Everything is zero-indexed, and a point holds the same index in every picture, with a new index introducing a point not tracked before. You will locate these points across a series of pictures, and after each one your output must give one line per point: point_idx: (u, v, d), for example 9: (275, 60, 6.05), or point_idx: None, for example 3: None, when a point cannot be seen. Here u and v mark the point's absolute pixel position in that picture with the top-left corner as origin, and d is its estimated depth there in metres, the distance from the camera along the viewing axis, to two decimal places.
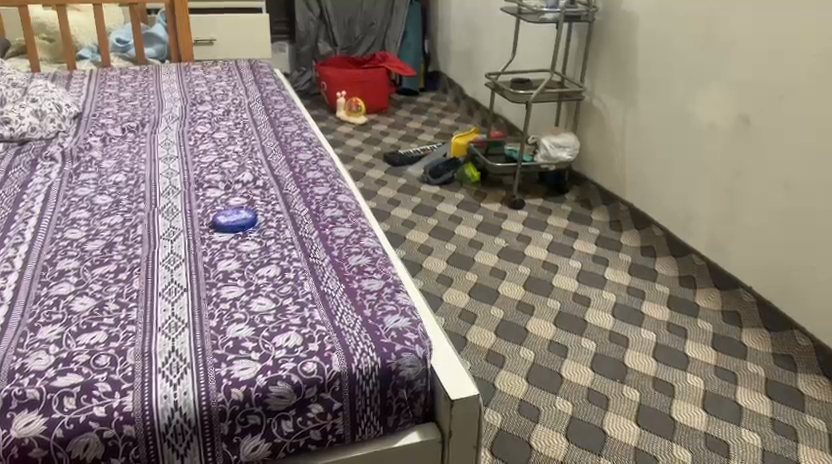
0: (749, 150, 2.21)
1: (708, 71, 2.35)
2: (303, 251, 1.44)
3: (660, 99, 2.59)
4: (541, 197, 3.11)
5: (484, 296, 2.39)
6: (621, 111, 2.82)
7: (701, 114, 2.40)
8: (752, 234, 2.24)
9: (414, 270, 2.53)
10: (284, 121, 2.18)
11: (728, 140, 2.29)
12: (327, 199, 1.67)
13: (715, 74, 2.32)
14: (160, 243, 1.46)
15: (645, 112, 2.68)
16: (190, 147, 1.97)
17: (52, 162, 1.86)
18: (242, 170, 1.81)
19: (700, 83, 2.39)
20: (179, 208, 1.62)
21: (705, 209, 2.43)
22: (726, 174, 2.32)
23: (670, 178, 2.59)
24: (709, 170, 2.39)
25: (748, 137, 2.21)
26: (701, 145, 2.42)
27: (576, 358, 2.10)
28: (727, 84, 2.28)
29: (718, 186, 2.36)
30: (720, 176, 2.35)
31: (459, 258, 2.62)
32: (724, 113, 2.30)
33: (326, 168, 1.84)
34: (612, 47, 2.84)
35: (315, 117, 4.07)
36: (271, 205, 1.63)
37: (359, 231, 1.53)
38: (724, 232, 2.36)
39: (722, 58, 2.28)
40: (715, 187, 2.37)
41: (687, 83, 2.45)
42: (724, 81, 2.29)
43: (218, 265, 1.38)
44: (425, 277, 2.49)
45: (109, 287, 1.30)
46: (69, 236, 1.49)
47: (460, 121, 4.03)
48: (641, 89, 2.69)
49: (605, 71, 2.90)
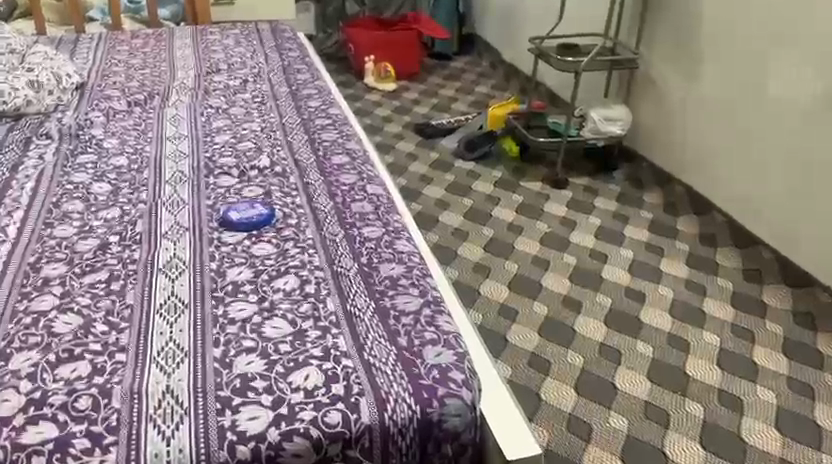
0: (802, 148, 2.06)
1: (776, 56, 2.12)
2: (326, 257, 1.22)
3: (718, 83, 2.36)
4: (586, 175, 2.85)
5: (526, 289, 2.17)
6: (672, 93, 2.60)
7: (762, 103, 2.19)
8: (805, 236, 2.10)
9: (447, 258, 2.32)
10: (307, 94, 1.95)
11: (778, 137, 2.14)
12: (356, 191, 1.45)
13: (763, 66, 2.17)
14: (162, 244, 1.26)
15: (701, 94, 2.44)
16: (202, 125, 1.75)
17: (48, 140, 1.66)
18: (259, 153, 1.60)
19: (758, 73, 2.19)
20: (184, 200, 1.41)
21: (753, 208, 2.28)
22: (776, 173, 2.17)
23: (715, 174, 2.43)
24: (757, 168, 2.24)
25: (801, 133, 2.06)
26: (759, 138, 2.22)
27: (631, 365, 1.88)
28: (776, 76, 2.12)
29: (774, 185, 2.18)
30: (776, 175, 2.17)
31: (497, 244, 2.40)
32: (778, 107, 2.13)
33: (354, 153, 1.62)
34: (651, 29, 2.67)
35: (343, 83, 3.82)
36: (291, 197, 1.42)
37: (393, 232, 1.31)
38: (774, 234, 2.22)
39: (773, 48, 2.13)
40: (764, 186, 2.22)
41: (752, 67, 2.21)
42: (779, 72, 2.11)
43: (227, 274, 1.18)
44: (461, 266, 2.28)
45: (98, 302, 1.10)
46: (58, 234, 1.29)
47: (496, 89, 3.75)
48: (698, 70, 2.44)
49: (645, 55, 2.72)
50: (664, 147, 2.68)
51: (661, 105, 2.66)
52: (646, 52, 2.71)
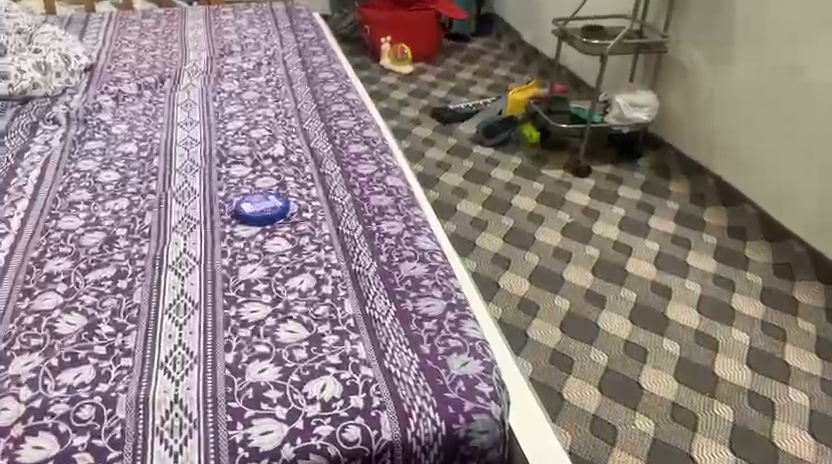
0: None
1: (818, 43, 2.02)
2: (344, 254, 1.16)
3: (754, 71, 2.25)
4: (609, 163, 2.77)
5: (547, 282, 2.10)
6: (703, 81, 2.49)
7: (803, 92, 2.09)
8: None
9: (466, 249, 2.25)
10: (323, 79, 1.87)
11: (820, 128, 2.04)
12: (375, 183, 1.38)
13: (805, 53, 2.06)
14: (171, 237, 1.20)
15: (736, 83, 2.34)
16: (214, 110, 1.69)
17: (55, 125, 1.60)
18: (273, 141, 1.53)
19: (799, 60, 2.09)
20: (195, 190, 1.34)
21: (790, 202, 2.19)
22: (817, 165, 2.07)
23: (749, 166, 2.34)
24: (796, 160, 2.14)
25: None
26: (799, 129, 2.12)
27: (657, 363, 1.82)
28: (819, 64, 2.02)
29: (814, 178, 2.08)
30: (817, 168, 2.07)
31: (517, 234, 2.33)
32: (820, 96, 2.03)
33: (372, 143, 1.55)
34: (681, 14, 2.56)
35: (358, 65, 3.74)
36: (307, 188, 1.35)
37: (414, 229, 1.25)
38: (812, 230, 2.12)
39: (816, 35, 2.02)
40: (803, 179, 2.13)
41: (792, 54, 2.11)
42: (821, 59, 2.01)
43: (239, 272, 1.11)
44: (480, 257, 2.21)
45: (104, 301, 1.05)
46: (63, 226, 1.23)
47: (516, 72, 3.65)
48: (732, 57, 2.34)
49: (674, 39, 2.62)
50: (694, 136, 2.59)
51: (692, 93, 2.56)
52: (675, 36, 2.60)
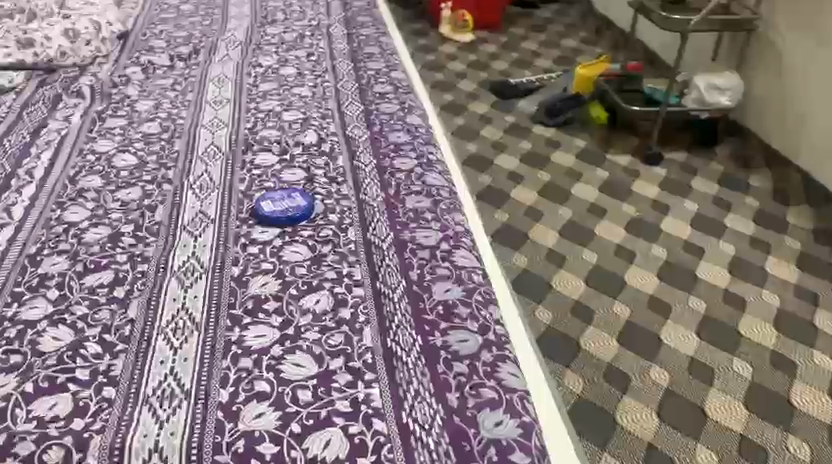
0: None
1: None
2: (370, 269, 1.01)
3: None
4: (684, 150, 2.53)
5: (606, 286, 1.93)
6: (798, 72, 2.22)
7: None
8: None
9: (517, 244, 2.09)
10: (368, 54, 1.71)
11: None
12: (412, 183, 1.23)
13: None
14: (181, 238, 1.07)
15: None
16: (247, 87, 1.55)
17: (78, 99, 1.49)
18: (306, 126, 1.38)
19: None
20: (214, 181, 1.21)
21: None
22: None
23: None
24: None
25: None
26: None
27: (725, 387, 1.65)
28: None
29: None
30: None
31: (575, 230, 2.15)
32: None
33: (415, 134, 1.39)
34: None
35: (416, 32, 3.54)
36: (337, 185, 1.21)
37: (452, 242, 1.09)
38: None
39: None
40: None
41: None
42: None
43: (249, 285, 0.98)
44: (533, 254, 2.04)
45: (95, 313, 0.93)
46: (66, 218, 1.12)
47: (585, 44, 3.39)
48: None
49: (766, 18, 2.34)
50: (783, 132, 2.32)
51: (783, 83, 2.29)
52: (769, 13, 2.32)
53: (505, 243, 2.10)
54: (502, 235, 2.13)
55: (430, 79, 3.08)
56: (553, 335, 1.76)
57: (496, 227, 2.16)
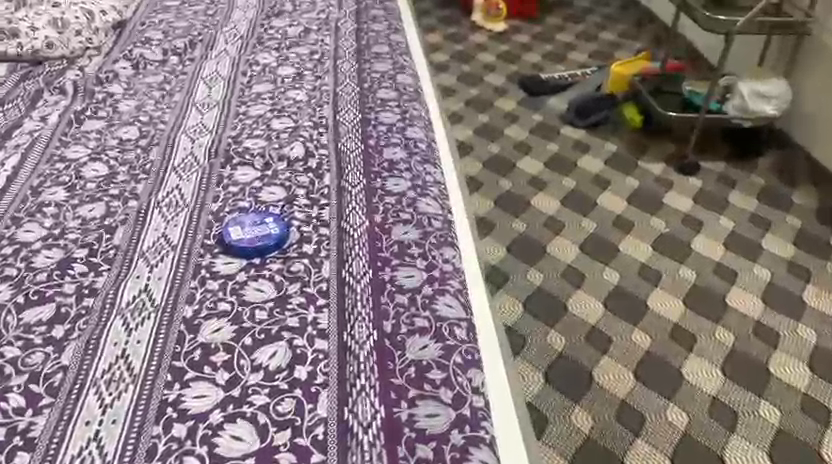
0: None
1: None
2: (339, 316, 0.90)
3: None
4: (722, 159, 2.35)
5: (625, 310, 1.79)
6: None
7: None
8: None
9: (533, 258, 1.95)
10: (376, 53, 1.57)
11: None
12: (402, 207, 1.12)
13: None
14: (136, 267, 0.97)
15: None
16: (240, 87, 1.42)
17: (60, 96, 1.39)
18: (295, 137, 1.26)
19: None
20: (185, 199, 1.10)
21: None
22: None
23: None
24: None
25: None
26: None
27: (748, 434, 1.50)
28: None
29: None
30: None
31: (598, 244, 2.00)
32: None
33: (413, 150, 1.27)
34: None
35: (447, 20, 3.38)
36: (317, 209, 1.09)
37: (437, 286, 0.98)
38: None
39: None
40: None
41: None
42: None
43: (201, 330, 0.87)
44: (550, 271, 1.90)
45: (27, 356, 0.83)
46: (19, 238, 1.02)
47: (624, 37, 3.19)
48: None
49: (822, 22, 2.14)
50: None
51: None
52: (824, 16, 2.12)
53: (520, 255, 1.96)
54: (517, 246, 1.99)
55: (456, 72, 2.93)
56: (563, 365, 1.63)
57: (512, 238, 2.02)
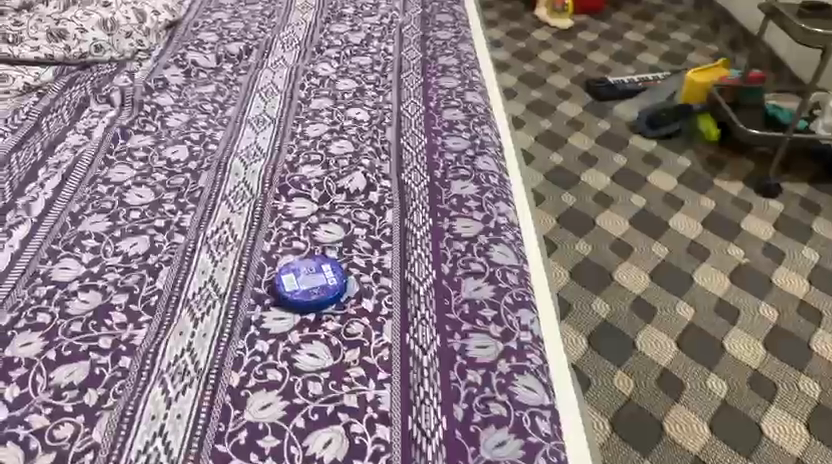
0: None
1: None
2: (403, 397, 0.77)
3: None
4: (807, 182, 2.15)
5: (700, 352, 1.63)
6: None
7: None
8: None
9: (598, 284, 1.79)
10: (443, 67, 1.43)
11: None
12: (473, 255, 0.98)
13: None
14: (180, 320, 0.88)
15: None
16: (296, 103, 1.31)
17: (106, 106, 1.29)
18: (354, 166, 1.14)
19: None
20: (236, 236, 1.00)
21: None
22: None
23: None
24: None
25: None
26: None
27: None
28: None
29: None
30: None
31: (669, 271, 1.84)
32: None
33: (484, 184, 1.12)
34: None
35: (509, 14, 3.21)
36: (378, 254, 0.98)
37: (514, 362, 0.82)
38: None
39: None
40: None
41: None
42: None
43: (247, 405, 0.78)
44: (617, 299, 1.74)
45: (55, 427, 0.75)
46: (54, 277, 0.93)
47: (699, 38, 2.97)
48: None
49: None
50: None
51: None
52: None
53: (584, 280, 1.80)
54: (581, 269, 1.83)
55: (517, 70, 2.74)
56: (629, 413, 1.49)
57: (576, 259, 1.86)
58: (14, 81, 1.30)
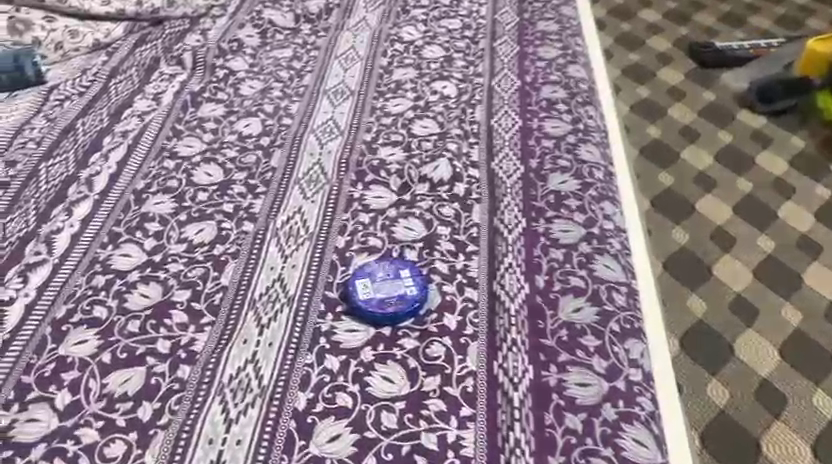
0: None
1: None
2: (489, 442, 0.68)
3: None
4: None
5: (812, 363, 1.27)
6: None
7: None
8: None
9: (688, 268, 1.43)
10: (543, 33, 1.27)
11: None
12: (573, 267, 0.85)
13: None
14: (244, 325, 0.79)
15: None
16: (378, 72, 1.19)
17: (177, 69, 1.20)
18: (439, 150, 1.02)
19: None
20: (308, 229, 0.91)
21: None
22: None
23: None
24: None
25: None
26: None
27: None
28: None
29: None
30: None
31: (779, 253, 1.46)
32: None
33: (587, 179, 0.98)
34: None
35: None
36: (463, 258, 0.85)
37: (621, 408, 0.71)
38: None
39: None
40: None
41: None
42: None
43: (313, 435, 0.69)
44: (710, 285, 1.39)
45: (106, 444, 0.69)
46: (113, 265, 0.86)
47: None
48: None
49: None
50: None
51: None
52: None
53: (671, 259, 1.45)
54: (667, 243, 1.48)
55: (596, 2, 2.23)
56: (717, 427, 1.18)
57: (660, 227, 1.52)
58: (84, 37, 1.23)
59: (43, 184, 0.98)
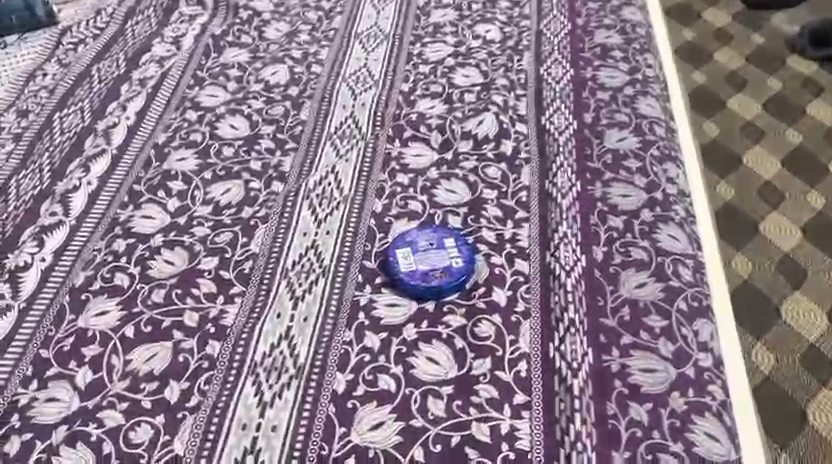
0: None
1: None
2: (547, 435, 0.62)
3: None
4: None
5: None
6: None
7: None
8: None
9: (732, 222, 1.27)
10: None
11: None
12: (634, 237, 0.78)
13: None
14: (276, 297, 0.73)
15: None
16: (414, 14, 1.09)
17: (198, 9, 1.11)
18: (483, 103, 0.93)
19: None
20: (343, 191, 0.83)
21: None
22: None
23: None
24: None
25: None
26: None
27: None
28: None
29: None
30: None
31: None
32: None
33: (647, 136, 0.89)
34: None
35: None
36: (512, 226, 0.78)
37: (691, 399, 0.65)
38: None
39: None
40: None
41: None
42: None
43: (355, 421, 0.64)
44: (757, 241, 1.23)
45: (131, 428, 0.64)
46: (135, 228, 0.80)
47: None
48: None
49: None
50: None
51: None
52: None
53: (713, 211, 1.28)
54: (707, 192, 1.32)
55: None
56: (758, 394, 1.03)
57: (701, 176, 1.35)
58: None
59: (57, 136, 0.91)
